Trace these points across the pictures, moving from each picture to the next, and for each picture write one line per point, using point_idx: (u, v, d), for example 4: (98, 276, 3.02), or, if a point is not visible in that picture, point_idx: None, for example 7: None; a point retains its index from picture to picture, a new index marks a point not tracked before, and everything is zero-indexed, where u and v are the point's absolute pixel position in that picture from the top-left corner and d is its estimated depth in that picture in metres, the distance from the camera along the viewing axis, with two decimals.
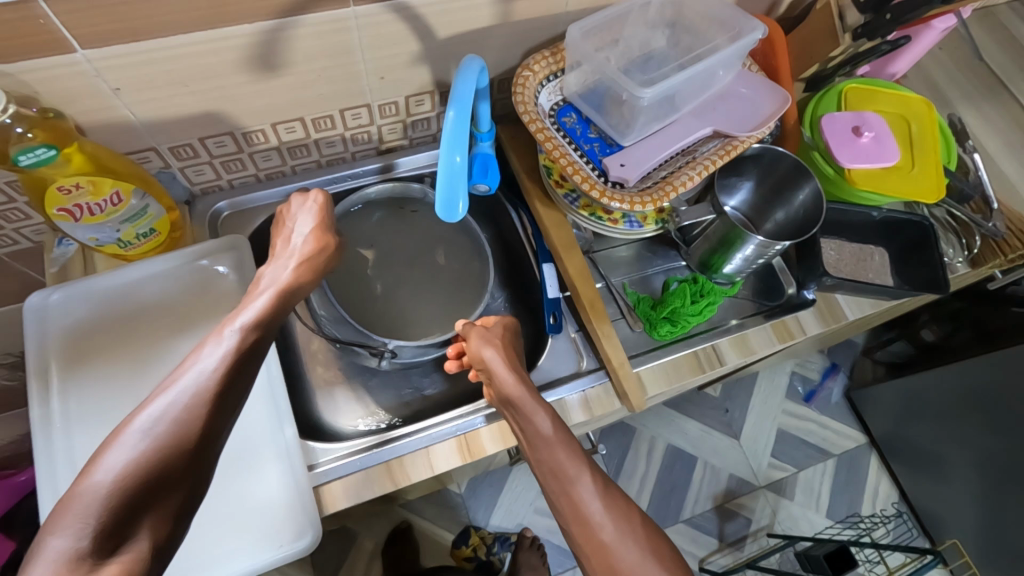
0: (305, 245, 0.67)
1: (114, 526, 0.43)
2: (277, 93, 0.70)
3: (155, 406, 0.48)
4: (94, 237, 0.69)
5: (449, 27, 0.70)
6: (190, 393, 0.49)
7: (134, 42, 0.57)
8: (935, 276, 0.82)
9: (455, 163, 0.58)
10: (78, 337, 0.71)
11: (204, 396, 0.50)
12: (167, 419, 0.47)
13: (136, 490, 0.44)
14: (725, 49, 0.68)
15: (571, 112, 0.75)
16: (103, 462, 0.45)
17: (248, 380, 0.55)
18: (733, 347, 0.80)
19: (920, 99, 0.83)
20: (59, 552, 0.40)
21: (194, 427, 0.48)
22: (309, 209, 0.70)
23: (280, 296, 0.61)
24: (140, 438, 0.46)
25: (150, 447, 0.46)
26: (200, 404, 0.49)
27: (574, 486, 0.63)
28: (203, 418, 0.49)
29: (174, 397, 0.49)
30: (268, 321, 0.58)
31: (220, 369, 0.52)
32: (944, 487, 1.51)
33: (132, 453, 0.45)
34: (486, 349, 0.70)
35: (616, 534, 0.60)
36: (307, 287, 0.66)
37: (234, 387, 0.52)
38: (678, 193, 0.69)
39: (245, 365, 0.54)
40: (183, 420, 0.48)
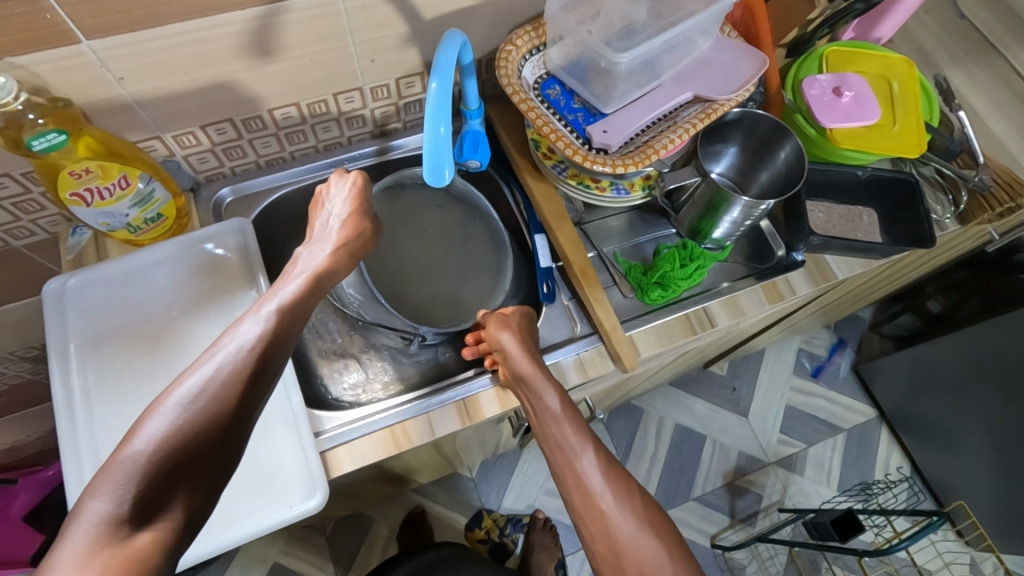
0: (341, 229, 0.69)
1: (151, 495, 0.45)
2: (272, 78, 0.73)
3: (192, 379, 0.51)
4: (105, 222, 0.73)
5: (433, 8, 0.72)
6: (227, 371, 0.52)
7: (136, 32, 0.61)
8: (922, 232, 0.83)
9: (440, 134, 0.61)
10: (94, 319, 0.75)
11: (238, 374, 0.53)
12: (206, 394, 0.50)
13: (174, 461, 0.47)
14: (700, 13, 0.71)
15: (554, 84, 0.78)
16: (146, 431, 0.48)
17: (283, 359, 0.57)
18: (724, 309, 0.82)
19: (902, 59, 0.84)
20: (98, 515, 0.43)
21: (230, 405, 0.51)
22: (346, 192, 0.72)
23: (312, 281, 0.63)
24: (177, 411, 0.49)
25: (186, 420, 0.49)
26: (235, 383, 0.52)
27: (576, 458, 0.65)
28: (238, 397, 0.52)
29: (212, 373, 0.52)
30: (303, 306, 0.61)
31: (256, 350, 0.54)
32: (954, 455, 1.52)
33: (168, 425, 0.48)
34: (503, 331, 0.73)
35: (615, 505, 0.62)
36: (342, 270, 0.68)
37: (268, 369, 0.55)
38: (659, 156, 0.70)
39: (280, 347, 0.56)
40: (219, 397, 0.51)
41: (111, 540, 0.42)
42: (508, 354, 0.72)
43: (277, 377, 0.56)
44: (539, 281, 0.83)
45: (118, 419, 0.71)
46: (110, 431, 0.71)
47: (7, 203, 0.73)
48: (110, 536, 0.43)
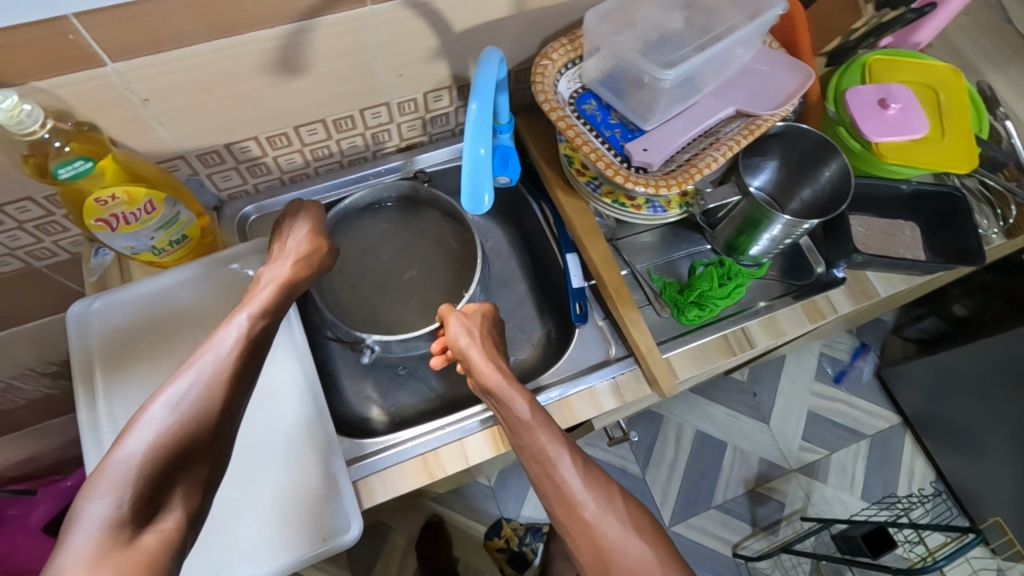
0: (299, 245, 0.71)
1: (150, 496, 0.46)
2: (299, 95, 0.71)
3: (177, 384, 0.51)
4: (130, 245, 0.71)
5: (464, 21, 0.70)
6: (210, 373, 0.53)
7: (163, 52, 0.59)
8: (968, 246, 0.80)
9: (480, 155, 0.59)
10: (118, 343, 0.73)
11: (221, 376, 0.54)
12: (193, 396, 0.51)
13: (169, 463, 0.47)
14: (744, 26, 0.69)
15: (591, 99, 0.75)
16: (133, 437, 0.48)
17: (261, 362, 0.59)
18: (763, 329, 0.79)
19: (944, 66, 0.81)
20: (98, 518, 0.43)
21: (218, 405, 0.52)
22: (301, 214, 0.74)
23: (280, 292, 0.65)
24: (163, 416, 0.49)
25: (176, 422, 0.49)
26: (221, 384, 0.53)
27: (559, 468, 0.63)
28: (224, 399, 0.53)
29: (196, 378, 0.52)
30: (273, 312, 0.63)
31: (235, 352, 0.56)
32: (981, 464, 1.48)
33: (159, 429, 0.48)
34: (464, 338, 0.71)
35: (598, 509, 0.62)
36: (305, 281, 0.69)
37: (249, 371, 0.57)
38: (703, 175, 0.68)
39: (258, 350, 0.58)
40: (205, 399, 0.52)
41: (116, 543, 0.42)
42: (470, 360, 0.69)
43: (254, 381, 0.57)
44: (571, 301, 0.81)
45: None
46: None
47: (29, 225, 0.71)
48: (114, 538, 0.43)
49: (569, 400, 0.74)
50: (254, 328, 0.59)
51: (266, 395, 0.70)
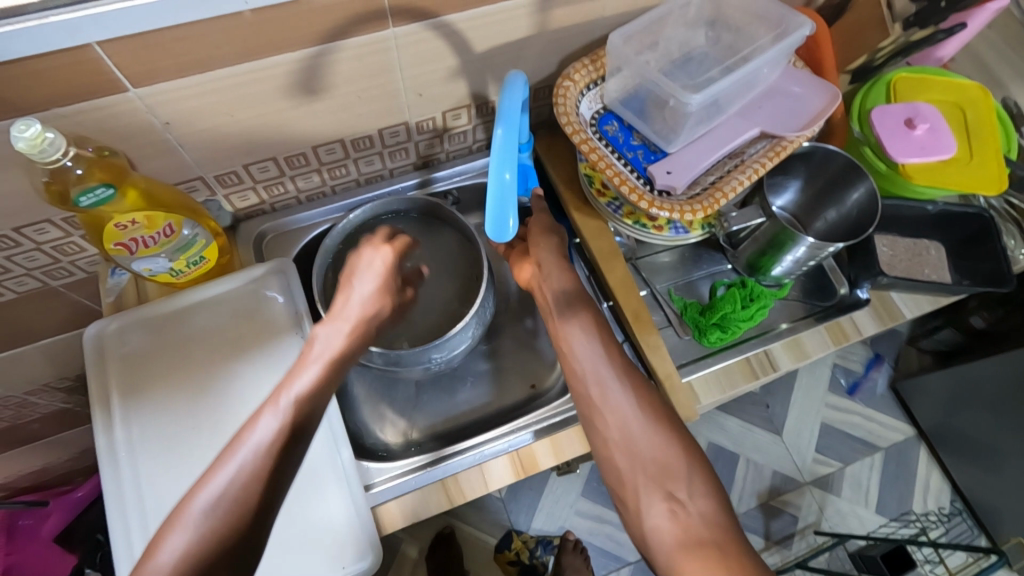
0: (360, 308, 0.67)
1: None
2: (320, 115, 0.70)
3: (215, 483, 0.53)
4: (148, 268, 0.70)
5: (486, 41, 0.69)
6: (246, 469, 0.54)
7: (186, 77, 0.58)
8: (999, 270, 0.79)
9: (504, 181, 0.57)
10: (136, 367, 0.72)
11: (258, 471, 0.55)
12: (227, 497, 0.53)
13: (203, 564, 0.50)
14: (770, 48, 0.68)
15: (612, 120, 0.75)
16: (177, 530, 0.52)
17: (309, 437, 0.60)
18: (786, 351, 0.78)
19: (975, 85, 0.80)
20: None
21: (250, 506, 0.53)
22: (376, 265, 0.70)
23: (328, 370, 0.62)
24: (197, 519, 0.52)
25: (207, 530, 0.51)
26: (255, 483, 0.54)
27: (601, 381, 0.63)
28: (260, 493, 0.54)
29: (232, 476, 0.54)
30: (325, 386, 0.62)
31: (272, 441, 0.56)
32: (998, 478, 1.46)
33: (193, 536, 0.51)
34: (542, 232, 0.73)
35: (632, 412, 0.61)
36: (360, 349, 0.66)
37: (291, 457, 0.57)
38: (729, 200, 0.67)
39: (299, 440, 0.58)
40: (239, 498, 0.53)
41: None
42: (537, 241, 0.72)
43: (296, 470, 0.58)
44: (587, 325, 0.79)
45: (162, 473, 0.67)
46: (157, 490, 0.67)
47: (47, 246, 0.71)
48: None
49: None
50: (300, 408, 0.59)
51: None
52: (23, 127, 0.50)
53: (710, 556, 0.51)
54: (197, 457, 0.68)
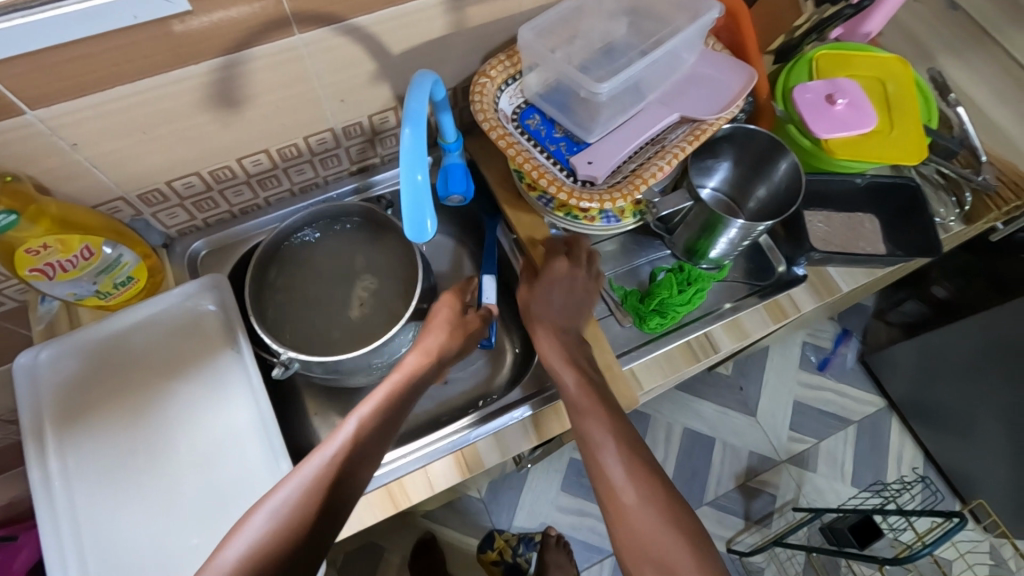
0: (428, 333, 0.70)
1: None
2: (242, 127, 0.69)
3: (274, 498, 0.55)
4: (72, 292, 0.69)
5: (402, 42, 0.69)
6: (301, 488, 0.55)
7: (90, 96, 0.57)
8: (927, 239, 0.80)
9: (418, 182, 0.55)
10: (72, 396, 0.70)
11: (313, 494, 0.55)
12: (278, 515, 0.53)
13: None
14: (686, 29, 0.69)
15: (534, 113, 0.74)
16: (224, 554, 0.51)
17: (366, 471, 0.59)
18: (727, 333, 0.79)
19: (896, 58, 0.81)
20: None
21: (300, 525, 0.53)
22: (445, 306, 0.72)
23: (393, 394, 0.64)
24: (253, 533, 0.52)
25: (256, 549, 0.51)
26: (309, 502, 0.54)
27: (597, 449, 0.59)
28: (311, 514, 0.54)
29: (288, 494, 0.55)
30: (385, 427, 0.62)
31: (325, 479, 0.56)
32: (969, 443, 1.48)
33: (243, 553, 0.51)
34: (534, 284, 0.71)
35: (637, 501, 0.55)
36: (430, 375, 0.68)
37: (353, 477, 0.58)
38: (649, 185, 0.67)
39: (361, 458, 0.59)
40: (295, 518, 0.53)
41: None
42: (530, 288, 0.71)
43: (354, 493, 0.58)
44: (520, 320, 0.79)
45: (101, 501, 0.66)
46: (95, 519, 0.65)
47: None
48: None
49: (534, 421, 0.73)
50: (360, 446, 0.59)
51: (229, 443, 0.69)
52: None
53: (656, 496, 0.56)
54: (136, 481, 0.67)
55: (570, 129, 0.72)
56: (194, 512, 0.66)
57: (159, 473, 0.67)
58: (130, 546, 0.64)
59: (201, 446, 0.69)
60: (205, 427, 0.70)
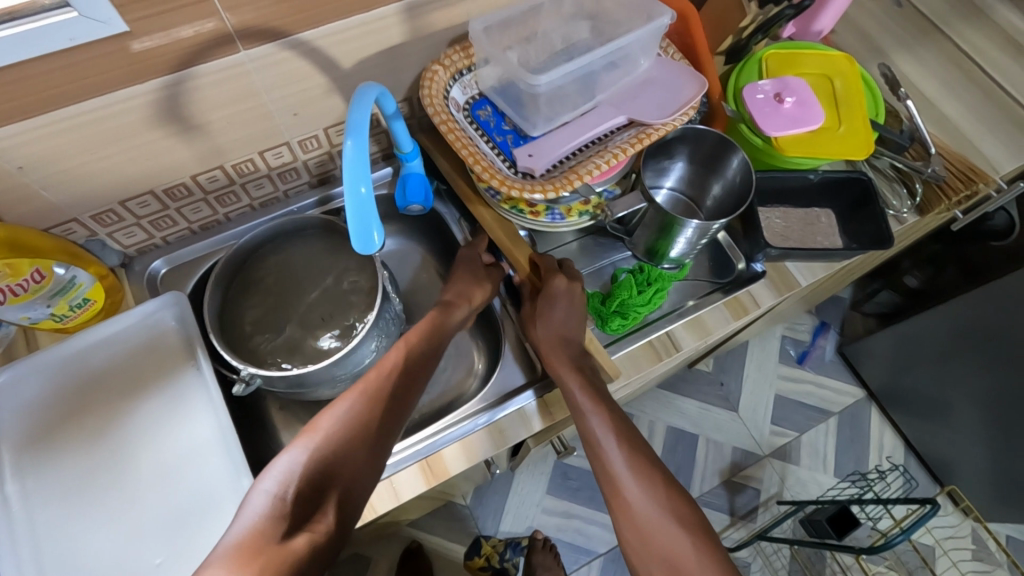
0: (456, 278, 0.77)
1: (309, 495, 0.54)
2: (193, 144, 0.70)
3: (341, 402, 0.61)
4: (26, 316, 0.68)
5: (351, 56, 0.69)
6: (365, 396, 0.61)
7: (33, 118, 0.57)
8: (881, 231, 0.81)
9: (362, 195, 0.55)
10: (30, 417, 0.70)
11: (374, 403, 0.62)
12: (346, 417, 0.59)
13: (322, 466, 0.56)
14: (639, 29, 0.70)
15: (486, 105, 0.76)
16: (298, 447, 0.57)
17: (413, 386, 0.66)
18: (689, 331, 0.80)
19: (844, 56, 0.83)
20: (266, 503, 0.52)
21: (364, 425, 0.60)
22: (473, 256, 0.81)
23: (435, 327, 0.72)
24: (325, 428, 0.58)
25: (332, 441, 0.57)
26: (371, 408, 0.61)
27: (600, 444, 0.64)
28: (375, 418, 0.61)
29: (352, 401, 0.61)
30: (428, 353, 0.70)
31: (381, 393, 0.63)
32: (947, 428, 1.50)
33: (319, 442, 0.57)
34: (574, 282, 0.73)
35: (641, 493, 0.61)
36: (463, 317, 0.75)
37: (406, 393, 0.65)
38: (583, 182, 0.68)
39: (409, 378, 0.66)
40: (362, 418, 0.60)
41: (278, 535, 0.50)
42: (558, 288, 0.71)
43: (405, 409, 0.65)
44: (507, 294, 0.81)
45: (62, 523, 0.65)
46: (56, 541, 0.64)
47: None
48: (276, 525, 0.50)
49: (498, 425, 0.74)
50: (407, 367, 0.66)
51: (192, 457, 0.69)
52: None
53: (659, 480, 0.62)
54: (99, 500, 0.66)
55: (517, 123, 0.73)
56: (157, 528, 0.66)
57: (121, 490, 0.67)
58: (92, 565, 0.64)
59: (164, 462, 0.69)
60: (167, 443, 0.70)
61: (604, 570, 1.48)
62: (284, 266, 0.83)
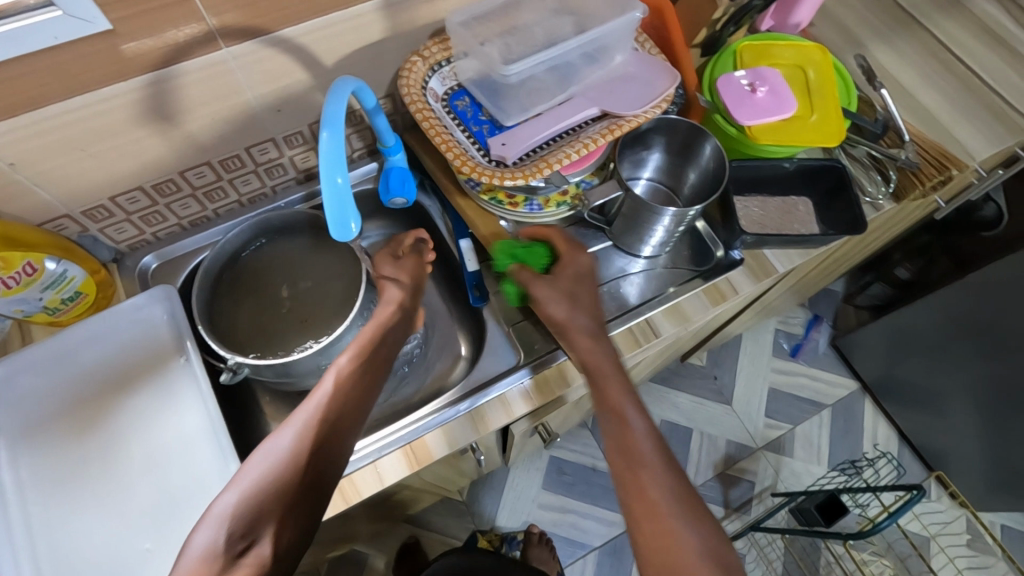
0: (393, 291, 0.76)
1: (242, 533, 0.53)
2: (179, 141, 0.72)
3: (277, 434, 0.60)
4: (19, 309, 0.70)
5: (332, 53, 0.72)
6: (300, 427, 0.60)
7: (21, 116, 0.59)
8: (855, 216, 0.82)
9: (338, 185, 0.56)
10: (22, 409, 0.71)
11: (308, 430, 0.60)
12: (279, 450, 0.58)
13: (259, 507, 0.55)
14: (612, 21, 0.73)
15: (464, 96, 0.77)
16: (232, 488, 0.56)
17: (355, 406, 0.65)
18: (668, 318, 0.81)
19: (815, 46, 0.84)
20: (199, 548, 0.52)
21: (297, 456, 0.58)
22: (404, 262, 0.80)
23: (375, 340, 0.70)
24: (259, 465, 0.57)
25: (264, 475, 0.56)
26: (306, 436, 0.60)
27: (636, 465, 0.60)
28: (309, 445, 0.59)
29: (288, 433, 0.60)
30: (367, 373, 0.68)
31: (317, 420, 0.61)
32: (939, 417, 1.51)
33: (252, 479, 0.56)
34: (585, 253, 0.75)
35: (684, 530, 0.56)
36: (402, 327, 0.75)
37: (345, 413, 0.63)
38: (552, 170, 0.70)
39: (349, 400, 0.64)
40: (296, 448, 0.59)
41: None
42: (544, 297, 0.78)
43: (348, 431, 0.63)
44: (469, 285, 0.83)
45: (56, 510, 0.67)
46: (49, 528, 0.66)
47: None
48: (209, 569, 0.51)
49: (480, 411, 0.75)
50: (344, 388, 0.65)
51: (182, 447, 0.71)
52: None
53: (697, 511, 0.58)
54: (92, 488, 0.68)
55: (492, 113, 0.74)
56: (147, 516, 0.68)
57: (112, 480, 0.69)
58: (84, 552, 0.65)
59: (154, 453, 0.71)
60: (157, 433, 0.72)
61: (600, 563, 1.49)
62: (271, 261, 0.85)
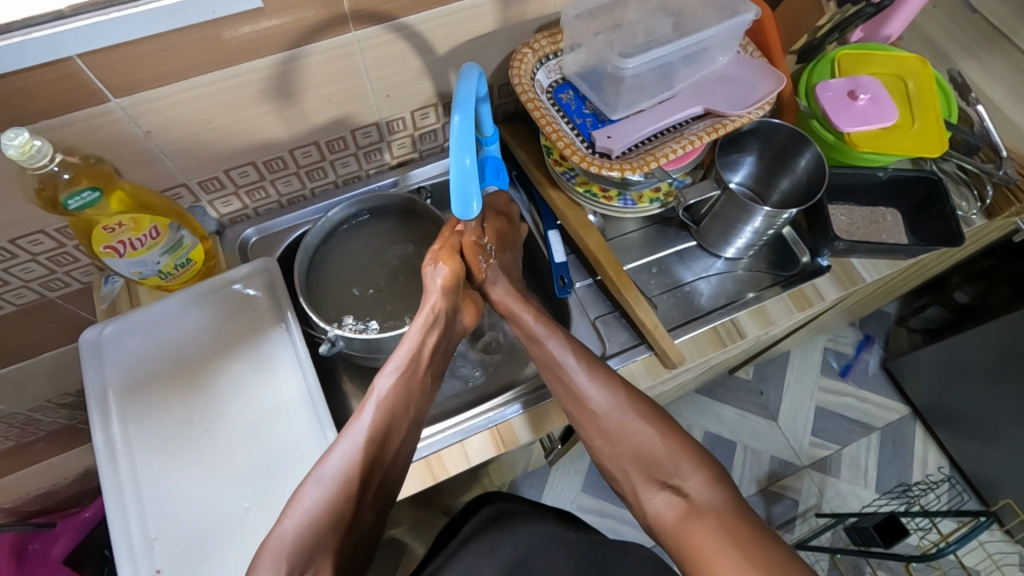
0: (436, 298, 0.70)
1: (302, 564, 0.56)
2: (294, 119, 0.75)
3: (328, 464, 0.61)
4: (137, 270, 0.74)
5: (446, 41, 0.74)
6: (353, 451, 0.62)
7: (166, 85, 0.63)
8: (950, 229, 0.82)
9: (465, 166, 0.58)
10: (131, 368, 0.75)
11: (359, 452, 0.62)
12: (337, 476, 0.60)
13: (319, 535, 0.57)
14: (716, 26, 0.73)
15: (568, 89, 0.81)
16: (289, 517, 0.58)
17: (398, 430, 0.66)
18: (752, 320, 0.81)
19: (916, 57, 0.85)
20: None
21: (351, 481, 0.60)
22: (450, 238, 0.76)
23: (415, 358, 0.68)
24: (316, 493, 0.59)
25: (323, 502, 0.59)
26: (359, 459, 0.61)
27: (625, 429, 0.67)
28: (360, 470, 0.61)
29: (345, 456, 0.61)
30: (414, 389, 0.68)
31: (367, 443, 0.63)
32: (994, 448, 1.46)
33: (313, 505, 0.58)
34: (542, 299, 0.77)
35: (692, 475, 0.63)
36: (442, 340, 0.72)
37: (394, 428, 0.65)
38: (660, 163, 0.72)
39: (394, 419, 0.65)
40: (350, 474, 0.61)
41: None
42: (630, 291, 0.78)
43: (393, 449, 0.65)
44: (555, 275, 0.83)
45: (161, 466, 0.70)
46: (156, 482, 0.69)
47: (43, 257, 0.74)
48: None
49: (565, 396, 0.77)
50: (390, 406, 0.65)
51: (276, 415, 0.73)
52: (12, 135, 0.55)
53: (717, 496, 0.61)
54: (192, 448, 0.71)
55: (597, 106, 0.77)
56: (247, 478, 0.70)
57: (215, 441, 0.71)
58: (188, 506, 0.68)
59: (251, 417, 0.73)
60: (256, 396, 0.74)
61: None
62: (360, 241, 0.87)
